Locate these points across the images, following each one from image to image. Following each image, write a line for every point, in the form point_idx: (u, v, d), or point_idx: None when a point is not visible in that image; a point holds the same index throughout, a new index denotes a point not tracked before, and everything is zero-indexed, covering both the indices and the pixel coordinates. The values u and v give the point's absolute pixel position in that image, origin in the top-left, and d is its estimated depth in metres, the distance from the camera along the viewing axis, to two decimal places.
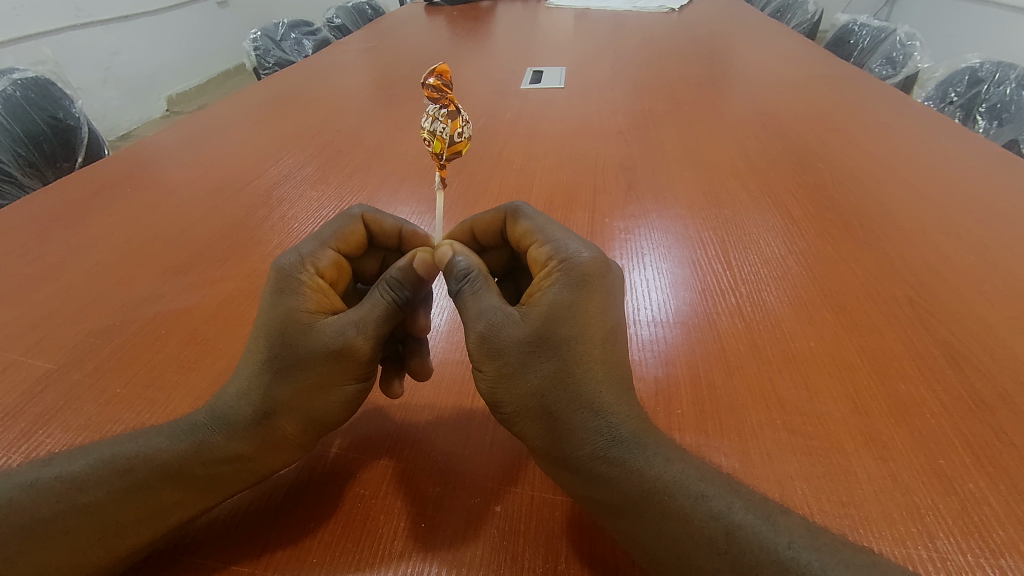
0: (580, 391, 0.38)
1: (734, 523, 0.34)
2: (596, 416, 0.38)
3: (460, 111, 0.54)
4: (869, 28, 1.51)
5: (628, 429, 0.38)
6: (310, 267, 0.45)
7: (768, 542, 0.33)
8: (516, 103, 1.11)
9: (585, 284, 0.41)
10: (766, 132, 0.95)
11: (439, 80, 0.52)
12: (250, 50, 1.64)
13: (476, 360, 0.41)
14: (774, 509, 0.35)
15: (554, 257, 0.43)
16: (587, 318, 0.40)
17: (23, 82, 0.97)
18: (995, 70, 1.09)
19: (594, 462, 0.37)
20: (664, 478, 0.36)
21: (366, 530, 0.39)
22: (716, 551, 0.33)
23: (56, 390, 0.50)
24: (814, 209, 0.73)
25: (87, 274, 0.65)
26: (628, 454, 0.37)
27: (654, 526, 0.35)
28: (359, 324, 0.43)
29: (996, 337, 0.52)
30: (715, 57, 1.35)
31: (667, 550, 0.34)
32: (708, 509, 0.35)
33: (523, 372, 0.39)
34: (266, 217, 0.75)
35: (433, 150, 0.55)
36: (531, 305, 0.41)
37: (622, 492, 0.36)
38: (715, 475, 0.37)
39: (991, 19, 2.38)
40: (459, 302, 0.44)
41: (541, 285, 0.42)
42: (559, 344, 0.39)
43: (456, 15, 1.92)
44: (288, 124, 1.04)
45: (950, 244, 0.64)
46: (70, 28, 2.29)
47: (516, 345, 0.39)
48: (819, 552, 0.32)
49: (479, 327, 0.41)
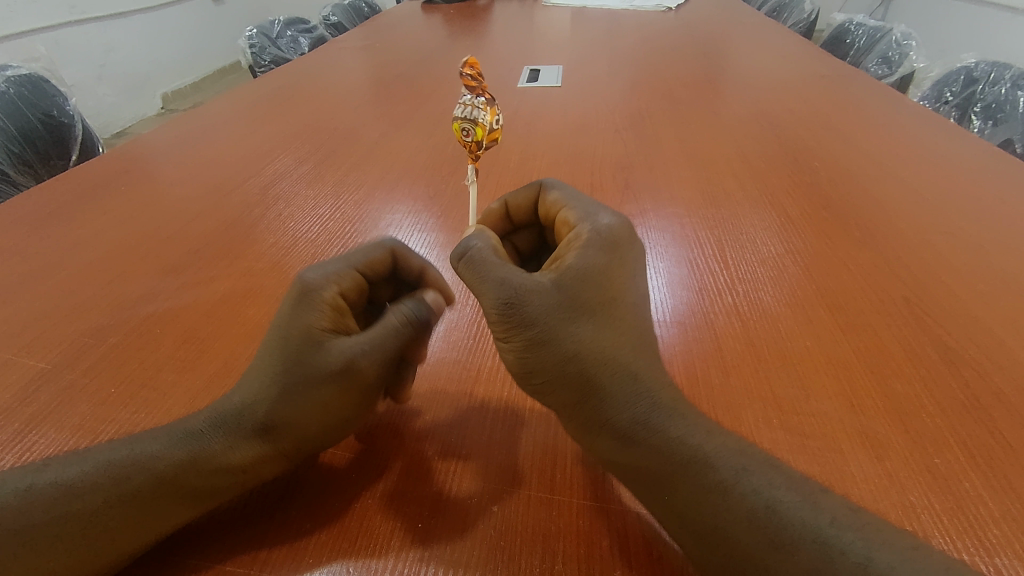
0: (613, 354, 0.39)
1: (775, 499, 0.34)
2: (633, 382, 0.39)
3: (494, 101, 0.59)
4: (865, 27, 1.51)
5: (664, 395, 0.39)
6: (334, 284, 0.44)
7: (811, 522, 0.32)
8: (513, 102, 1.11)
9: (616, 248, 0.41)
10: (763, 131, 0.95)
11: (472, 71, 0.55)
12: (246, 48, 1.64)
13: (503, 329, 0.39)
14: (814, 489, 0.35)
15: (584, 223, 0.43)
16: (616, 281, 0.40)
17: (16, 80, 0.97)
18: (989, 70, 1.09)
19: (634, 428, 0.38)
20: (676, 465, 0.36)
21: (361, 529, 0.39)
22: (753, 524, 0.33)
23: (49, 390, 0.50)
24: (810, 209, 0.73)
25: (81, 272, 0.64)
26: (666, 420, 0.38)
27: (685, 502, 0.35)
28: (367, 349, 0.42)
29: (990, 335, 0.52)
30: (712, 56, 1.35)
31: (701, 522, 0.34)
32: (746, 484, 0.34)
33: (555, 338, 0.38)
34: (262, 215, 0.75)
35: (474, 139, 0.58)
36: (560, 268, 0.40)
37: (659, 462, 0.37)
38: (754, 450, 0.37)
39: (986, 19, 2.40)
40: (471, 269, 0.40)
41: (569, 247, 0.42)
42: (592, 309, 0.39)
43: (453, 13, 1.92)
44: (284, 122, 1.04)
45: (945, 244, 0.64)
46: (63, 24, 2.28)
47: (551, 311, 0.38)
48: (864, 533, 0.32)
49: (508, 293, 0.38)
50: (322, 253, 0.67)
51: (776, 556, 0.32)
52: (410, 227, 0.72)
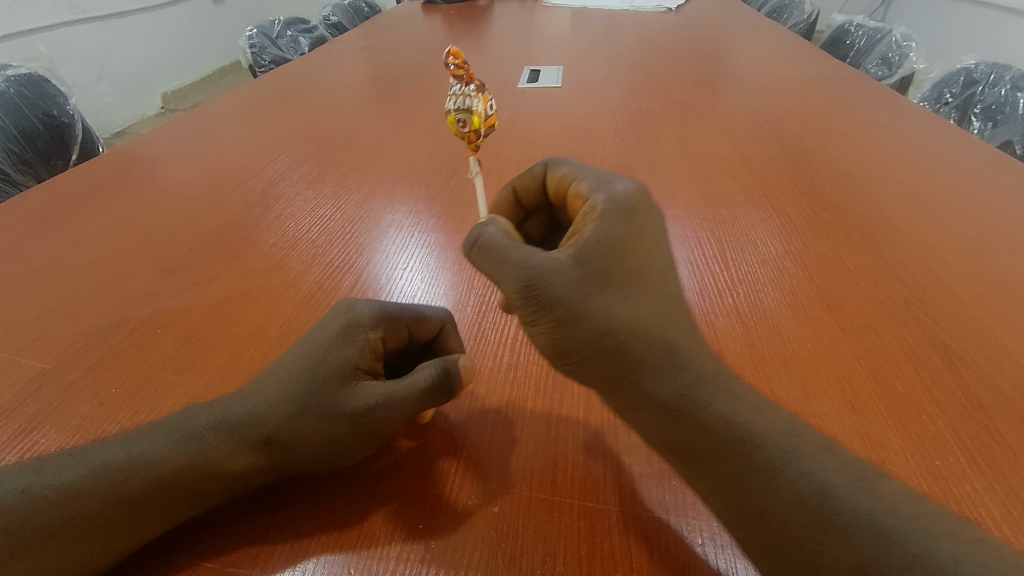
0: (647, 323, 0.38)
1: (827, 483, 0.33)
2: (672, 354, 0.38)
3: (483, 87, 0.59)
4: (865, 28, 1.51)
5: (709, 367, 0.39)
6: (379, 325, 0.45)
7: (866, 508, 0.32)
8: (513, 102, 1.11)
9: (634, 215, 0.40)
10: (764, 132, 0.95)
11: (456, 60, 0.56)
12: (246, 48, 1.64)
13: (527, 315, 0.38)
14: (871, 474, 0.34)
15: (598, 193, 0.41)
16: (638, 248, 0.39)
17: (16, 79, 0.97)
18: (990, 71, 1.09)
19: (679, 402, 0.37)
20: (726, 441, 0.36)
21: (362, 530, 0.39)
22: (805, 508, 0.32)
23: (49, 391, 0.50)
24: (810, 210, 0.73)
25: (81, 272, 0.64)
26: (710, 396, 0.37)
27: (738, 478, 0.35)
28: (388, 399, 0.41)
29: (991, 338, 0.52)
30: (712, 57, 1.35)
31: (754, 501, 0.34)
32: (796, 467, 0.34)
33: (581, 316, 0.37)
34: (262, 216, 0.75)
35: (472, 127, 0.58)
36: (578, 243, 0.39)
37: (712, 439, 0.36)
38: (811, 433, 0.36)
39: (986, 21, 2.40)
40: (484, 256, 0.40)
41: (585, 221, 0.40)
42: (616, 281, 0.38)
43: (453, 14, 1.92)
44: (284, 122, 1.04)
45: (946, 246, 0.64)
46: (63, 24, 2.28)
47: (574, 290, 0.37)
48: (922, 520, 0.31)
49: (525, 278, 0.37)
50: (322, 254, 0.67)
51: (825, 539, 0.31)
52: (410, 228, 0.72)
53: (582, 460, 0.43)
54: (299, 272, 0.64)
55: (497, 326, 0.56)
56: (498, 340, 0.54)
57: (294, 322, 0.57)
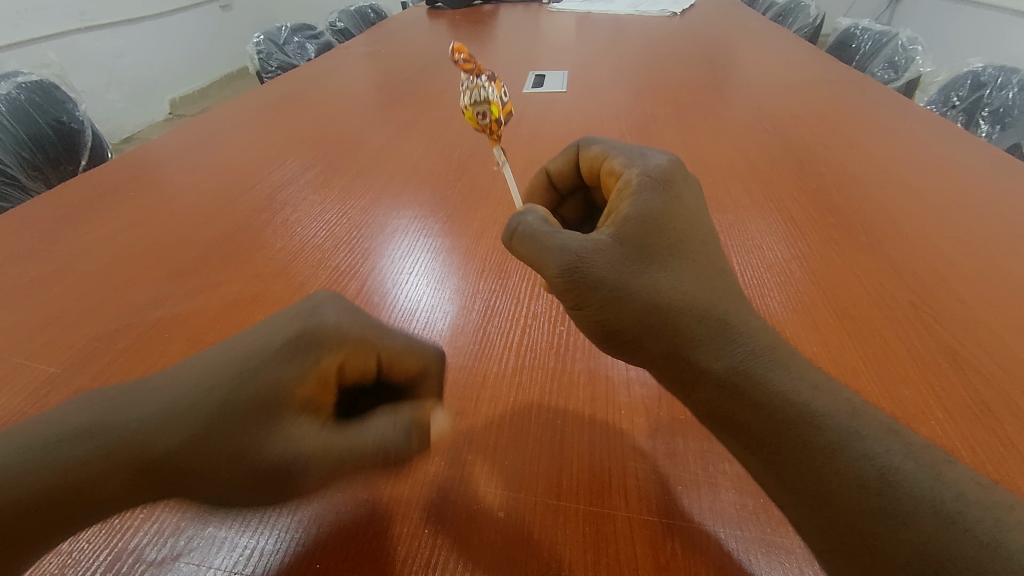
0: (692, 294, 0.39)
1: (890, 467, 0.32)
2: (723, 327, 0.38)
3: (491, 75, 0.62)
4: (870, 32, 1.51)
5: (764, 342, 0.38)
6: (336, 347, 0.43)
7: (933, 494, 0.31)
8: (518, 107, 1.11)
9: (668, 186, 0.42)
10: (769, 135, 0.95)
11: (463, 55, 0.60)
12: (253, 54, 1.66)
13: (574, 296, 0.40)
14: (937, 459, 0.33)
15: (631, 170, 0.44)
16: (677, 218, 0.41)
17: (27, 86, 0.98)
18: (997, 74, 1.09)
19: (734, 377, 0.36)
20: (782, 417, 0.35)
21: (368, 535, 0.39)
22: (866, 491, 0.31)
23: (59, 394, 0.50)
24: (816, 213, 0.73)
25: (90, 277, 0.65)
26: (766, 371, 0.36)
27: (798, 454, 0.34)
28: (318, 440, 0.38)
29: (999, 341, 0.52)
30: (717, 61, 1.35)
31: (811, 481, 0.33)
32: (859, 447, 0.33)
33: (627, 290, 0.39)
34: (269, 220, 0.75)
35: (493, 116, 0.62)
36: (617, 219, 0.41)
37: (770, 414, 0.35)
38: (872, 414, 0.35)
39: (993, 24, 2.39)
40: (525, 243, 0.42)
41: (622, 198, 0.43)
42: (659, 252, 0.40)
43: (458, 19, 1.93)
44: (290, 128, 1.04)
45: (953, 249, 0.64)
46: (72, 32, 2.32)
47: (617, 265, 0.39)
48: (991, 507, 0.30)
49: (568, 258, 0.40)
50: (328, 258, 0.67)
51: (885, 525, 0.31)
52: (416, 232, 0.72)
53: (586, 463, 0.43)
54: (306, 277, 0.64)
55: (503, 330, 0.56)
56: (503, 344, 0.54)
57: None
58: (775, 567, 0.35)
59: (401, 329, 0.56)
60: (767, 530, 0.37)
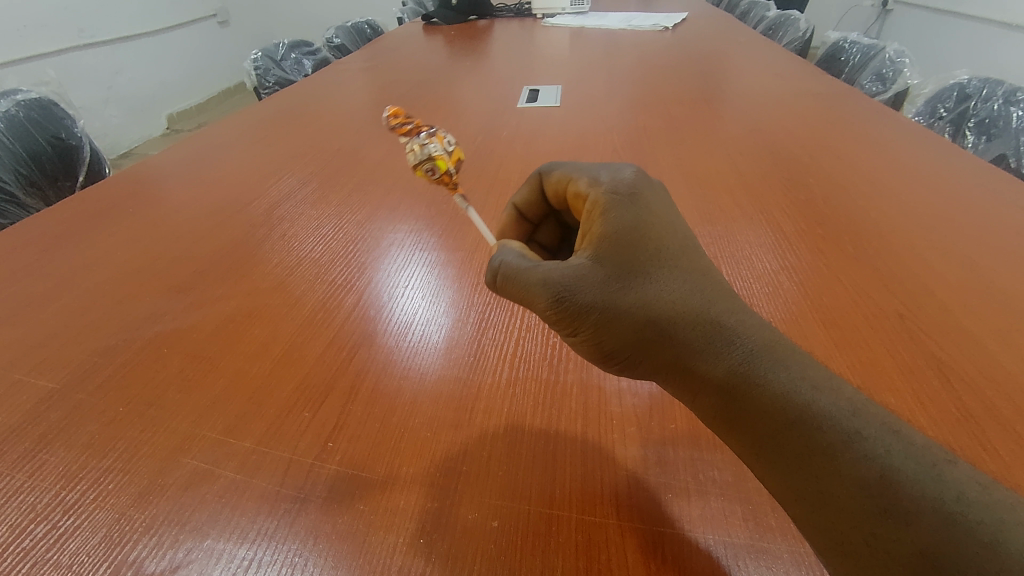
0: (685, 303, 0.39)
1: (890, 468, 0.31)
2: (719, 332, 0.38)
3: (435, 131, 0.61)
4: (858, 45, 1.54)
5: (768, 338, 0.38)
6: None
7: (933, 494, 0.30)
8: (513, 121, 1.13)
9: (637, 198, 0.42)
10: (759, 148, 0.97)
11: (399, 120, 0.62)
12: (251, 70, 1.68)
13: (566, 325, 0.40)
14: (938, 459, 0.32)
15: (596, 189, 0.44)
16: (652, 229, 0.42)
17: (27, 103, 0.99)
18: (982, 86, 1.11)
19: (733, 381, 0.37)
20: (779, 417, 0.34)
21: (365, 543, 0.39)
22: (865, 492, 0.31)
23: (59, 410, 0.51)
24: (805, 225, 0.74)
25: (89, 293, 0.66)
26: (769, 369, 0.36)
27: (796, 453, 0.34)
28: None
29: (983, 350, 0.53)
30: (708, 75, 1.38)
31: (809, 481, 0.33)
32: (860, 448, 0.32)
33: (618, 309, 0.39)
34: (266, 235, 0.76)
35: (440, 170, 0.59)
36: (594, 242, 0.41)
37: (768, 415, 0.35)
38: (872, 411, 0.34)
39: (980, 36, 2.44)
40: (509, 281, 0.42)
41: (592, 220, 0.43)
42: (643, 266, 0.40)
43: (454, 35, 1.96)
44: (288, 143, 1.06)
45: (938, 259, 0.65)
46: (71, 48, 2.34)
47: (603, 288, 0.39)
48: (992, 507, 0.29)
49: (553, 289, 0.39)
50: (325, 273, 0.68)
51: (883, 525, 0.30)
52: (412, 246, 0.73)
53: (579, 472, 0.43)
54: (303, 290, 0.65)
55: (497, 342, 0.57)
56: (497, 356, 0.55)
57: (298, 339, 0.58)
58: (762, 571, 0.36)
59: (397, 342, 0.57)
60: (756, 536, 0.38)
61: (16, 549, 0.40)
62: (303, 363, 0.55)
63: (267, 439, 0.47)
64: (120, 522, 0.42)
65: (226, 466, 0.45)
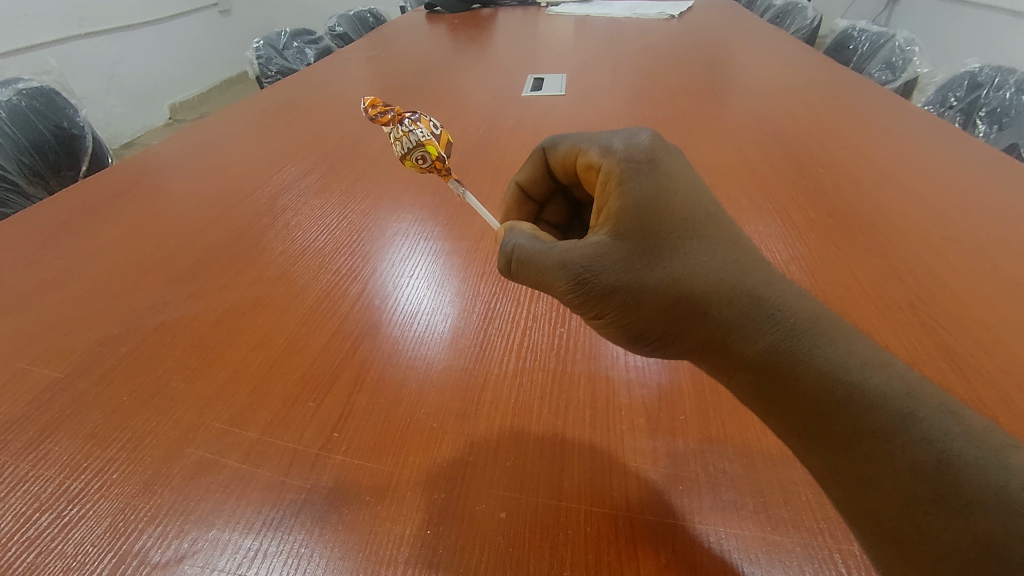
0: (717, 275, 0.38)
1: (950, 452, 0.31)
2: (758, 303, 0.37)
3: (417, 114, 0.59)
4: (868, 33, 1.51)
5: (791, 326, 0.36)
6: None
7: (996, 480, 0.29)
8: (517, 110, 1.12)
9: (654, 164, 0.40)
10: (768, 137, 0.95)
11: (376, 108, 0.59)
12: (253, 59, 1.67)
13: (590, 308, 0.40)
14: (1001, 443, 0.31)
15: (607, 158, 0.42)
16: (674, 196, 0.40)
17: (29, 92, 0.99)
18: (994, 74, 1.09)
19: (774, 357, 0.36)
20: (826, 396, 0.34)
21: (371, 535, 0.39)
22: (921, 477, 0.31)
23: (62, 399, 0.51)
24: (814, 215, 0.73)
25: (92, 282, 0.65)
26: (813, 344, 0.35)
27: (843, 435, 0.33)
28: None
29: (998, 342, 0.52)
30: (716, 63, 1.36)
31: (855, 463, 0.33)
32: (916, 431, 0.32)
33: (645, 287, 0.38)
34: (269, 225, 0.76)
35: (433, 158, 0.58)
36: (611, 217, 0.40)
37: (810, 394, 0.34)
38: (928, 391, 0.33)
39: (991, 25, 2.39)
40: (525, 266, 0.42)
41: (606, 193, 0.41)
42: (668, 239, 0.39)
43: (457, 23, 1.94)
44: (290, 132, 1.05)
45: (951, 249, 0.64)
46: (72, 38, 2.33)
47: (625, 267, 0.38)
48: None
49: (573, 272, 0.39)
50: (329, 262, 0.68)
51: (940, 512, 0.30)
52: (416, 236, 0.73)
53: (587, 464, 0.43)
54: (307, 280, 0.65)
55: (503, 332, 0.56)
56: (503, 346, 0.55)
57: (301, 330, 0.57)
58: (775, 566, 0.36)
59: (402, 332, 0.57)
60: (767, 529, 0.38)
61: (20, 539, 0.40)
62: (306, 354, 0.54)
63: (271, 429, 0.47)
64: (124, 512, 0.41)
65: (230, 456, 0.45)
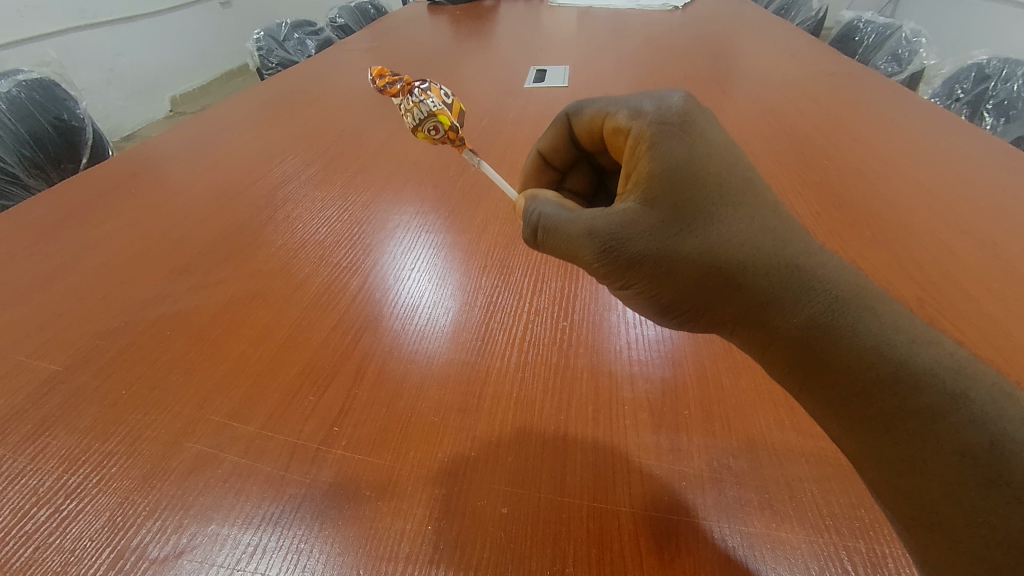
0: (753, 243, 0.37)
1: (1003, 435, 0.30)
2: (795, 275, 0.37)
3: (428, 83, 0.58)
4: (874, 24, 1.50)
5: (799, 322, 0.36)
6: None
7: None
8: (519, 102, 1.11)
9: (687, 126, 0.39)
10: (774, 129, 0.94)
11: (386, 80, 0.60)
12: (252, 51, 1.65)
13: (619, 277, 0.40)
14: None
15: (637, 121, 0.40)
16: (708, 161, 0.39)
17: (28, 84, 0.98)
18: (1001, 67, 1.08)
19: (811, 330, 0.35)
20: (863, 376, 0.34)
21: (372, 531, 0.39)
22: (966, 460, 0.30)
23: (60, 393, 0.50)
24: (821, 207, 0.72)
25: (91, 275, 0.65)
26: (856, 317, 0.35)
27: (885, 416, 0.33)
28: None
29: (1007, 335, 0.51)
30: (720, 55, 1.35)
31: (894, 445, 0.32)
32: (966, 412, 0.31)
33: (677, 256, 0.38)
34: (270, 217, 0.75)
35: (446, 127, 0.57)
36: (642, 183, 0.39)
37: (849, 371, 0.34)
38: (980, 371, 0.33)
39: (998, 18, 2.36)
40: (551, 235, 0.42)
41: (635, 158, 0.40)
42: (702, 206, 0.38)
43: (459, 15, 1.92)
44: (291, 124, 1.04)
45: (960, 242, 0.63)
46: (71, 29, 2.31)
47: (657, 235, 0.38)
48: None
49: (602, 240, 0.38)
50: (330, 255, 0.67)
51: (988, 497, 0.30)
52: (418, 229, 0.72)
53: (591, 458, 0.43)
54: (307, 273, 0.64)
55: (505, 325, 0.56)
56: (506, 340, 0.54)
57: (302, 323, 0.57)
58: (781, 564, 0.35)
59: (403, 327, 0.56)
60: (773, 526, 0.37)
61: (17, 534, 0.40)
62: (307, 348, 0.54)
63: (272, 423, 0.46)
64: (122, 506, 0.41)
65: (230, 450, 0.45)
